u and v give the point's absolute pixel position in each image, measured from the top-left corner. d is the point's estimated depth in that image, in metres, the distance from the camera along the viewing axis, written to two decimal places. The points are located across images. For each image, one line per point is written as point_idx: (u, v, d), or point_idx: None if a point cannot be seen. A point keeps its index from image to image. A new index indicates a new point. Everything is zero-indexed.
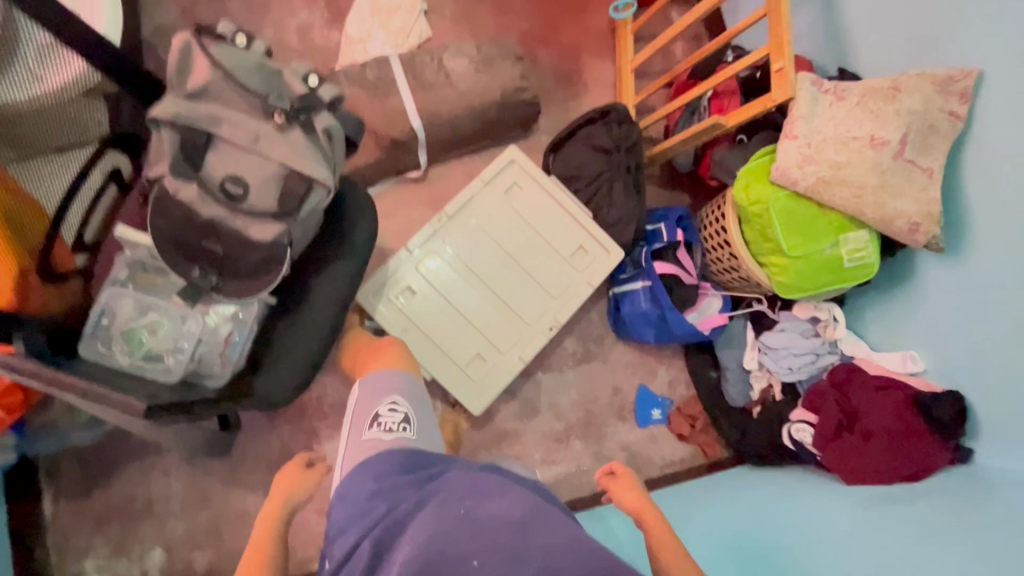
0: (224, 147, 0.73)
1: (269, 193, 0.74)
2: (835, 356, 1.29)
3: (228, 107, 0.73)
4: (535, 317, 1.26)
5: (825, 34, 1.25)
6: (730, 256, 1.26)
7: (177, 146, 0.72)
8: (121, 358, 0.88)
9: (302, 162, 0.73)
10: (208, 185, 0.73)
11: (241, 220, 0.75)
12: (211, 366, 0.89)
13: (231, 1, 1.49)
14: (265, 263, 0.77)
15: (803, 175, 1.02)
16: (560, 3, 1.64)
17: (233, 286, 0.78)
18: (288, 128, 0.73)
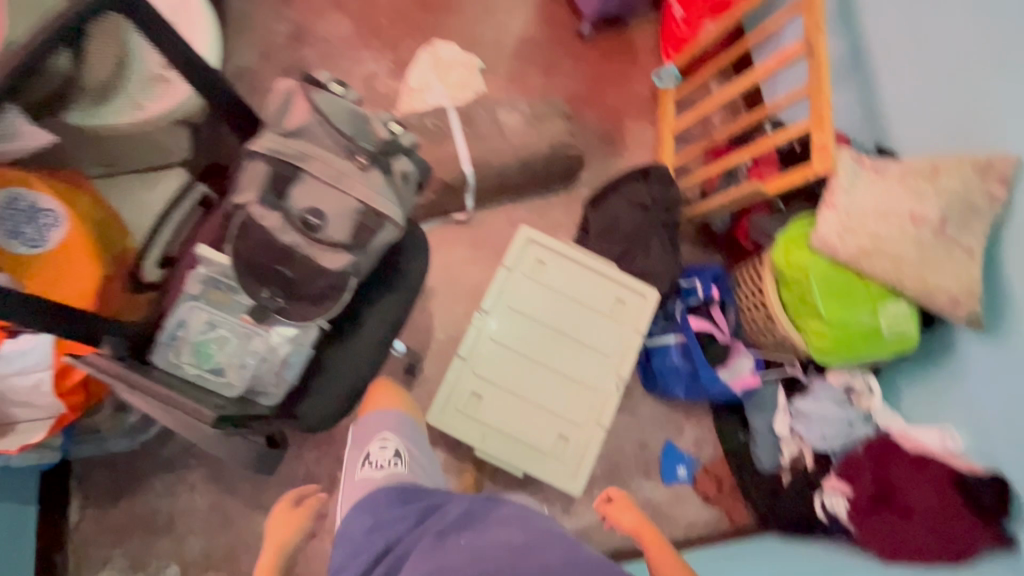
0: (310, 181, 0.81)
1: (343, 224, 0.80)
2: (869, 428, 1.27)
3: (319, 146, 0.81)
4: (595, 381, 1.26)
5: (862, 114, 1.31)
6: (765, 318, 1.28)
7: (268, 176, 0.80)
8: (188, 368, 0.85)
9: (378, 200, 0.81)
10: (289, 214, 0.80)
11: (312, 247, 0.80)
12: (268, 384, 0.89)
13: (307, 49, 1.63)
14: (331, 287, 0.82)
15: (843, 245, 1.06)
16: (606, 69, 1.75)
17: (297, 309, 0.83)
18: (370, 168, 0.82)
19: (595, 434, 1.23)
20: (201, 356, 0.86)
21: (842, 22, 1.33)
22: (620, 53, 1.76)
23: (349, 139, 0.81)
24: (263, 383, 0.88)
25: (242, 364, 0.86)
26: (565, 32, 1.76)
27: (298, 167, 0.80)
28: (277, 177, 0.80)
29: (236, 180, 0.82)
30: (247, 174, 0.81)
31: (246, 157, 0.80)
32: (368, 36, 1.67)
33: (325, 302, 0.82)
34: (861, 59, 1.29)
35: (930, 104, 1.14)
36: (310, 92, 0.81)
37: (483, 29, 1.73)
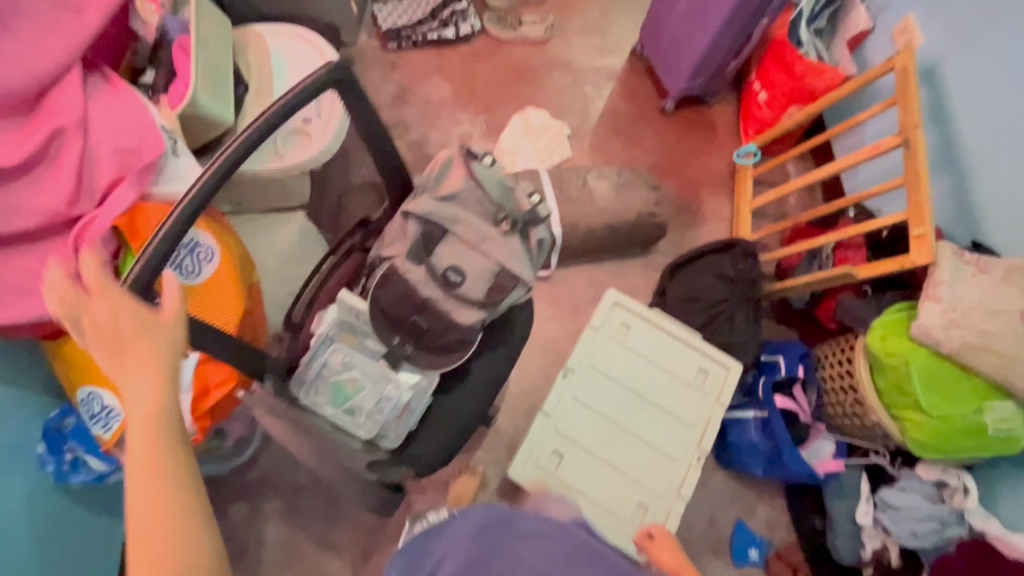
0: (455, 241, 0.88)
1: (480, 284, 0.87)
2: (963, 529, 1.21)
3: (465, 210, 0.88)
4: (677, 450, 1.25)
5: (954, 208, 1.34)
6: (854, 403, 1.25)
7: (418, 235, 0.88)
8: (326, 408, 0.93)
9: (513, 264, 0.87)
10: (432, 270, 0.87)
11: (449, 304, 0.87)
12: (391, 429, 0.94)
13: (410, 108, 1.77)
14: (460, 343, 0.88)
15: (948, 337, 1.05)
16: (686, 143, 1.83)
17: (426, 359, 0.88)
18: (510, 233, 0.88)
19: (674, 506, 1.21)
20: (336, 397, 0.93)
21: (935, 118, 1.38)
22: (699, 130, 1.85)
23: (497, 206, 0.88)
24: (388, 428, 0.94)
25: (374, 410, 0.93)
26: (648, 107, 1.86)
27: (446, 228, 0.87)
28: (425, 237, 0.87)
29: (387, 235, 0.91)
30: (399, 231, 0.89)
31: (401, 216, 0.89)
32: (465, 100, 1.80)
33: (452, 354, 0.88)
34: (956, 155, 1.32)
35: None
36: (468, 161, 0.87)
37: (571, 100, 1.84)
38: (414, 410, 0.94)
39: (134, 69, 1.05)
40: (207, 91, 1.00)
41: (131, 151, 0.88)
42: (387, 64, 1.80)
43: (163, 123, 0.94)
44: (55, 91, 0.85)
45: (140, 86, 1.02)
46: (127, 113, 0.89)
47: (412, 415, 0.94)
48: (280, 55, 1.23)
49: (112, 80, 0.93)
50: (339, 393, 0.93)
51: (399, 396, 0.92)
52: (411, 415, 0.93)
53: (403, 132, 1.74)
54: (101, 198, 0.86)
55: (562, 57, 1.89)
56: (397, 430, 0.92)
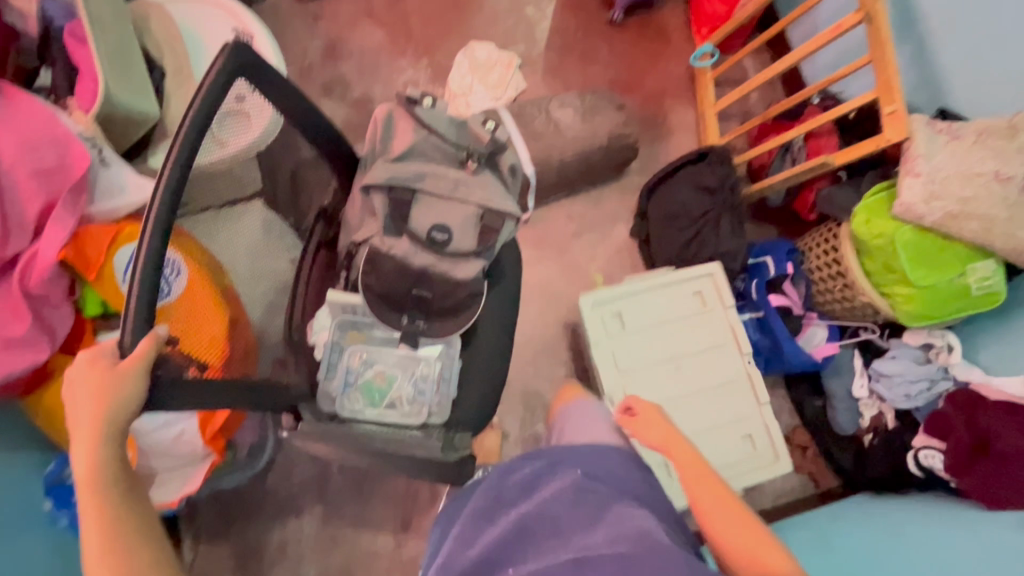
0: (427, 199, 0.89)
1: (469, 234, 0.89)
2: (949, 382, 1.30)
3: (429, 163, 0.89)
4: (731, 374, 1.30)
5: (918, 77, 1.33)
6: (843, 288, 1.30)
7: (391, 207, 0.87)
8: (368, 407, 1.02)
9: (489, 203, 0.89)
10: (414, 236, 0.88)
11: (442, 263, 0.89)
12: (432, 403, 1.02)
13: (344, 63, 1.61)
14: (463, 301, 0.92)
15: (930, 210, 1.08)
16: (641, 55, 1.75)
17: (440, 325, 0.93)
18: (473, 171, 0.90)
19: (766, 413, 1.28)
20: (371, 394, 1.04)
21: None
22: (653, 37, 1.76)
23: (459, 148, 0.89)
24: (431, 405, 1.02)
25: (414, 394, 1.04)
26: (596, 20, 1.75)
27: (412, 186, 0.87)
28: (396, 204, 0.87)
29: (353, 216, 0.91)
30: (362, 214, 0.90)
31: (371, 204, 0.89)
32: (402, 43, 1.65)
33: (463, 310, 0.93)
34: (918, 23, 1.30)
35: (1004, 61, 1.15)
36: (411, 110, 0.88)
37: (515, 25, 1.71)
38: (447, 377, 1.03)
39: (22, 70, 0.90)
40: (120, 83, 0.87)
41: (53, 171, 0.76)
42: (307, 17, 1.62)
43: (80, 130, 0.82)
44: None
45: (37, 91, 0.88)
46: (35, 126, 0.77)
47: (441, 383, 1.03)
48: (191, 26, 1.08)
49: (5, 89, 0.79)
50: (373, 390, 1.04)
51: (426, 371, 1.04)
52: (442, 385, 1.03)
53: (344, 91, 1.59)
54: (36, 230, 0.76)
55: None
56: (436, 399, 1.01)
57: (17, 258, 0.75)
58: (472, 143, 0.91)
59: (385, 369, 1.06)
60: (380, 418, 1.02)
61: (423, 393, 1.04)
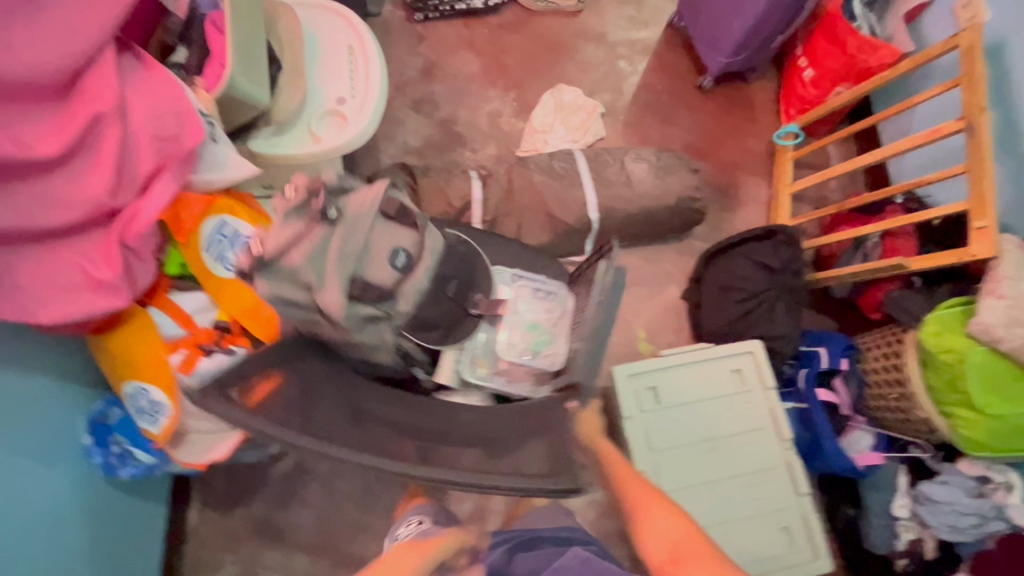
0: (365, 260, 0.84)
1: (400, 236, 0.87)
2: (1002, 523, 1.19)
3: (320, 232, 0.80)
4: (769, 460, 1.24)
5: (1014, 196, 1.28)
6: (899, 397, 1.23)
7: (375, 282, 0.85)
8: (551, 347, 1.09)
9: (372, 204, 0.84)
10: (399, 274, 0.86)
11: (433, 256, 0.91)
12: (546, 296, 1.11)
13: (437, 84, 1.70)
14: (466, 244, 1.02)
15: (1008, 336, 1.02)
16: (723, 124, 1.76)
17: (483, 278, 1.02)
18: (333, 221, 0.81)
19: (804, 504, 1.22)
20: (542, 342, 1.08)
21: (999, 100, 1.30)
22: (738, 108, 1.77)
23: (310, 228, 0.80)
24: (550, 301, 1.11)
25: (547, 314, 1.10)
26: (684, 84, 1.78)
27: (351, 260, 0.81)
28: (366, 287, 0.84)
29: (379, 343, 0.89)
30: (373, 333, 0.87)
31: (375, 320, 0.86)
32: (495, 74, 1.73)
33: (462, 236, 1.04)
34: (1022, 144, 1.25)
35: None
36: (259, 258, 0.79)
37: (604, 75, 1.77)
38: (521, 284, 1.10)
39: (163, 46, 1.00)
40: (241, 72, 0.95)
41: (170, 138, 0.84)
42: (413, 37, 1.73)
43: (200, 107, 0.90)
44: (89, 73, 0.80)
45: (171, 66, 0.96)
46: (163, 96, 0.85)
47: (528, 277, 1.11)
48: (312, 32, 1.19)
49: (145, 60, 0.88)
50: (538, 345, 1.08)
51: (522, 290, 1.10)
52: (531, 278, 1.12)
53: (432, 109, 1.67)
54: (142, 186, 0.82)
55: (595, 30, 1.80)
56: (539, 289, 1.11)
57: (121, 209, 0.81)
58: (313, 198, 0.81)
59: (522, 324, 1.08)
60: (563, 335, 1.10)
61: (540, 305, 1.10)
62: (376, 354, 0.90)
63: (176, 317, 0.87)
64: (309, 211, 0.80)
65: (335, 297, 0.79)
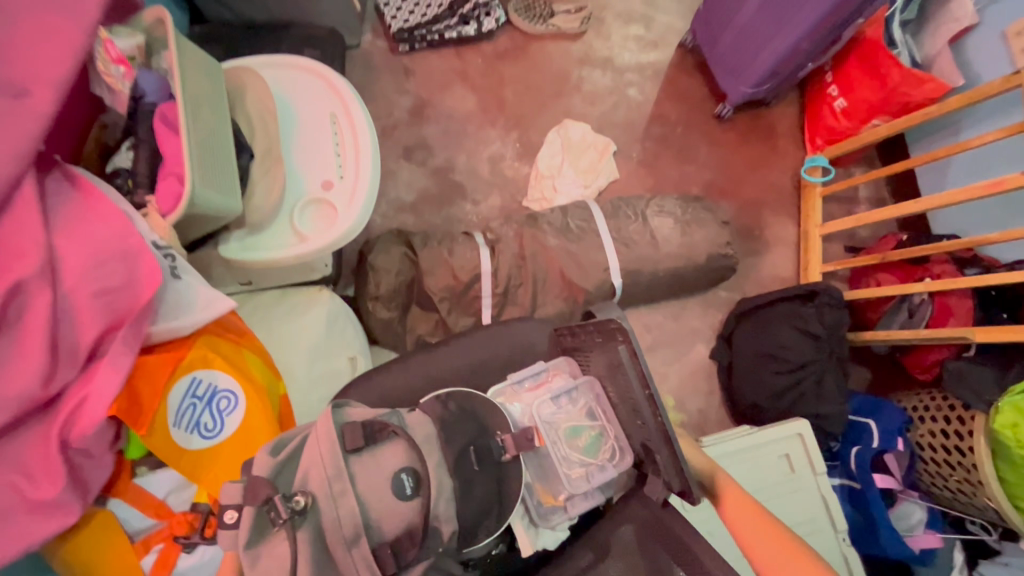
0: (379, 510, 0.63)
1: (382, 461, 0.64)
2: None
3: (305, 538, 0.60)
4: (827, 557, 1.13)
5: None
6: (960, 480, 1.13)
7: (398, 533, 0.62)
8: (607, 436, 0.81)
9: (334, 448, 0.62)
10: (419, 500, 0.63)
11: (436, 446, 0.68)
12: (558, 382, 0.84)
13: (429, 127, 1.51)
14: (459, 397, 0.72)
15: None
16: (745, 157, 1.61)
17: (495, 415, 0.73)
18: (310, 511, 0.61)
19: None
20: (591, 440, 0.81)
21: None
22: (760, 139, 1.63)
23: (296, 554, 0.59)
24: (564, 386, 0.83)
25: (576, 404, 0.83)
26: (701, 113, 1.62)
27: (359, 534, 0.60)
28: (396, 545, 0.62)
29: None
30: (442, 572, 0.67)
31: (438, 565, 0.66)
32: (493, 112, 1.54)
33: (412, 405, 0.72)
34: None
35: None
36: None
37: (614, 106, 1.59)
38: (524, 387, 0.85)
39: (100, 146, 0.81)
40: (207, 181, 0.77)
41: (117, 290, 0.66)
42: (399, 71, 1.53)
43: (155, 238, 0.72)
44: (5, 218, 0.62)
45: (115, 173, 0.77)
46: (106, 237, 0.66)
47: (525, 378, 0.85)
48: (286, 99, 1.00)
49: (78, 182, 0.69)
50: (594, 446, 0.80)
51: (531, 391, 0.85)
52: (528, 376, 0.86)
53: (425, 156, 1.49)
54: (86, 356, 0.65)
55: (600, 54, 1.62)
56: (542, 379, 0.85)
57: (60, 393, 0.63)
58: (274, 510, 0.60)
59: (561, 432, 0.82)
60: (606, 414, 0.82)
61: (560, 397, 0.83)
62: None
63: (145, 507, 0.71)
64: (277, 519, 0.59)
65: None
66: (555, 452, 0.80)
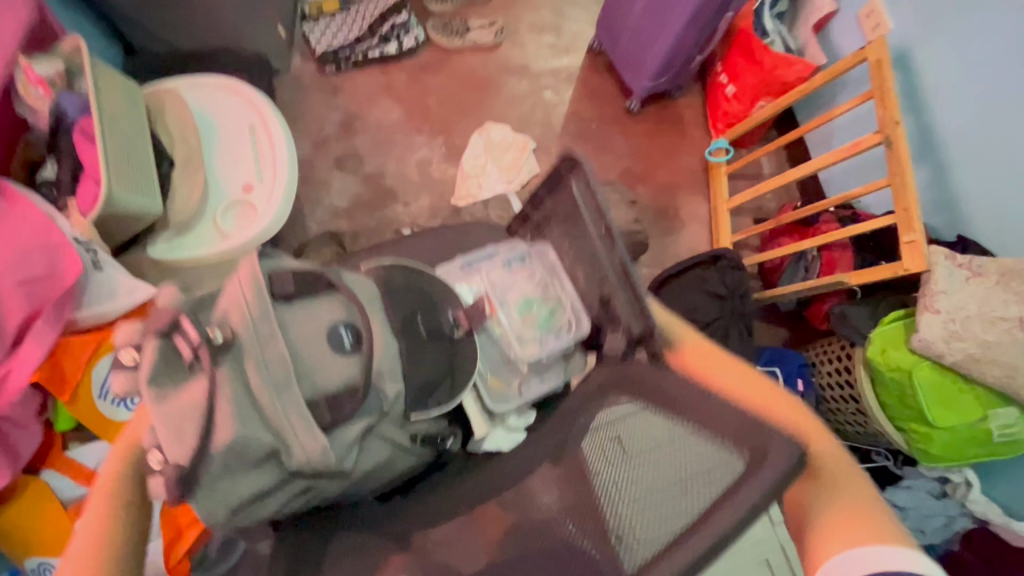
0: (306, 355, 0.59)
1: (317, 310, 0.62)
2: (967, 518, 1.24)
3: (228, 375, 0.54)
4: None
5: (935, 201, 1.34)
6: (856, 412, 1.24)
7: (337, 388, 0.59)
8: (562, 309, 0.88)
9: (261, 290, 0.57)
10: (358, 355, 0.61)
11: (376, 307, 0.65)
12: (511, 258, 0.89)
13: (359, 138, 1.62)
14: (399, 268, 0.72)
15: (951, 350, 1.04)
16: (655, 145, 1.75)
17: (441, 290, 0.73)
18: (228, 350, 0.55)
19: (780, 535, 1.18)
20: (543, 316, 0.89)
21: (911, 107, 1.35)
22: (668, 128, 1.77)
23: (212, 392, 0.53)
24: (516, 261, 0.89)
25: (530, 280, 0.90)
26: (613, 108, 1.77)
27: (288, 379, 0.55)
28: (333, 399, 0.59)
29: (392, 454, 0.65)
30: (381, 439, 0.63)
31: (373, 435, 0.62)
32: (419, 120, 1.66)
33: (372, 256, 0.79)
34: (931, 120, 1.31)
35: (1016, 174, 1.17)
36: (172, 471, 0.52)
37: (532, 108, 1.73)
38: (475, 264, 0.88)
39: (28, 162, 0.90)
40: (125, 185, 0.86)
41: (41, 278, 0.74)
42: (328, 90, 1.65)
43: (76, 234, 0.80)
44: None
45: (40, 183, 0.87)
46: (29, 232, 0.75)
47: (476, 260, 0.88)
48: (206, 113, 1.10)
49: (5, 191, 0.77)
50: (547, 321, 0.88)
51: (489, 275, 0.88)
52: (479, 257, 0.89)
53: (356, 165, 1.59)
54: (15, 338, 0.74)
55: (516, 62, 1.76)
56: (493, 256, 0.89)
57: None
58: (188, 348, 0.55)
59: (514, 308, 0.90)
60: (554, 285, 0.90)
61: (514, 273, 0.89)
62: (399, 463, 0.66)
63: (76, 476, 0.84)
64: (187, 358, 0.55)
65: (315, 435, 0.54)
66: (510, 327, 0.89)
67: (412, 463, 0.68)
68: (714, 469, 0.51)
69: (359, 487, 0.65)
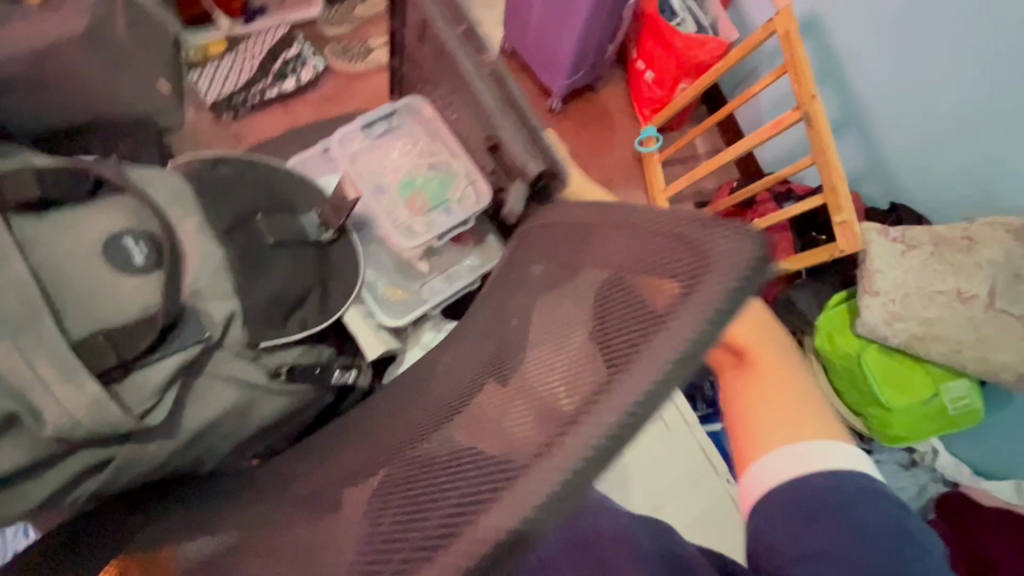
0: (83, 282, 0.63)
1: (93, 225, 0.67)
2: (938, 484, 1.24)
3: None
4: None
5: (866, 167, 1.30)
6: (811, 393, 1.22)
7: (134, 320, 0.62)
8: (452, 185, 1.10)
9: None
10: (158, 272, 0.65)
11: (183, 214, 0.72)
12: (380, 136, 1.15)
13: None
14: (235, 162, 0.89)
15: (894, 331, 1.02)
16: (583, 141, 1.69)
17: (299, 200, 0.92)
18: None
19: None
20: (427, 193, 1.10)
21: (825, 75, 1.30)
22: (594, 121, 1.71)
23: None
24: (388, 142, 1.14)
25: (406, 157, 1.13)
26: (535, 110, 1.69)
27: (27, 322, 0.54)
28: (122, 332, 0.60)
29: (249, 394, 0.70)
30: (222, 389, 0.67)
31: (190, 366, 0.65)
32: None
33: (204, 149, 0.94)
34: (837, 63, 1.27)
35: (926, 110, 1.14)
36: None
37: None
38: (348, 150, 1.13)
39: None
40: None
41: None
42: (228, 138, 1.54)
43: None
44: None
45: None
46: None
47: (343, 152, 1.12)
48: None
49: None
50: (434, 202, 1.10)
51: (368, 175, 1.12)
52: (347, 142, 1.13)
53: None
54: None
55: None
56: (360, 142, 1.14)
57: None
58: None
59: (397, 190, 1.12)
60: (430, 164, 1.12)
61: (391, 151, 1.14)
62: (263, 405, 0.72)
63: None
64: None
65: (41, 414, 0.44)
66: (395, 206, 1.11)
67: (277, 408, 0.73)
68: (632, 285, 0.33)
69: (213, 449, 0.68)
